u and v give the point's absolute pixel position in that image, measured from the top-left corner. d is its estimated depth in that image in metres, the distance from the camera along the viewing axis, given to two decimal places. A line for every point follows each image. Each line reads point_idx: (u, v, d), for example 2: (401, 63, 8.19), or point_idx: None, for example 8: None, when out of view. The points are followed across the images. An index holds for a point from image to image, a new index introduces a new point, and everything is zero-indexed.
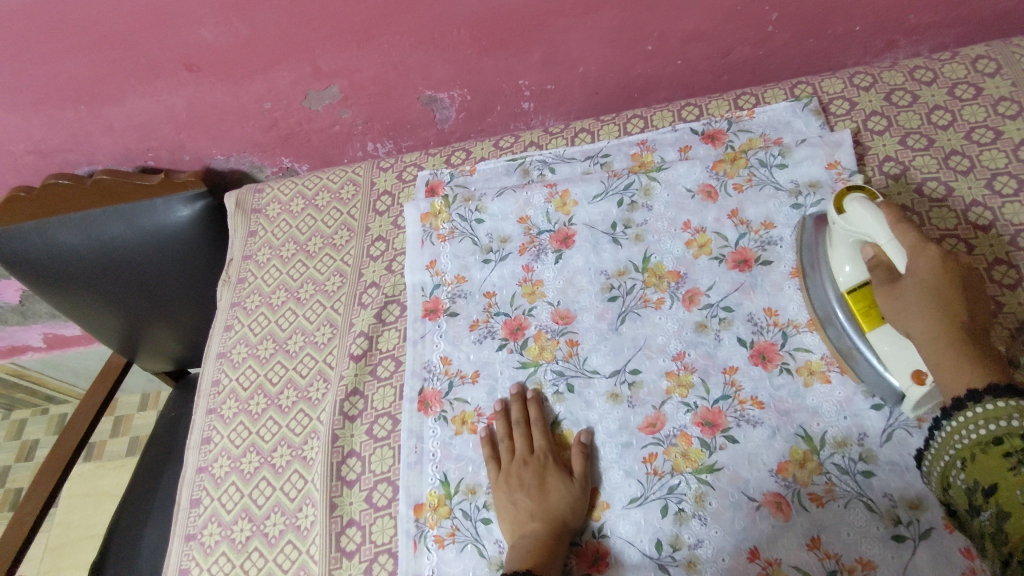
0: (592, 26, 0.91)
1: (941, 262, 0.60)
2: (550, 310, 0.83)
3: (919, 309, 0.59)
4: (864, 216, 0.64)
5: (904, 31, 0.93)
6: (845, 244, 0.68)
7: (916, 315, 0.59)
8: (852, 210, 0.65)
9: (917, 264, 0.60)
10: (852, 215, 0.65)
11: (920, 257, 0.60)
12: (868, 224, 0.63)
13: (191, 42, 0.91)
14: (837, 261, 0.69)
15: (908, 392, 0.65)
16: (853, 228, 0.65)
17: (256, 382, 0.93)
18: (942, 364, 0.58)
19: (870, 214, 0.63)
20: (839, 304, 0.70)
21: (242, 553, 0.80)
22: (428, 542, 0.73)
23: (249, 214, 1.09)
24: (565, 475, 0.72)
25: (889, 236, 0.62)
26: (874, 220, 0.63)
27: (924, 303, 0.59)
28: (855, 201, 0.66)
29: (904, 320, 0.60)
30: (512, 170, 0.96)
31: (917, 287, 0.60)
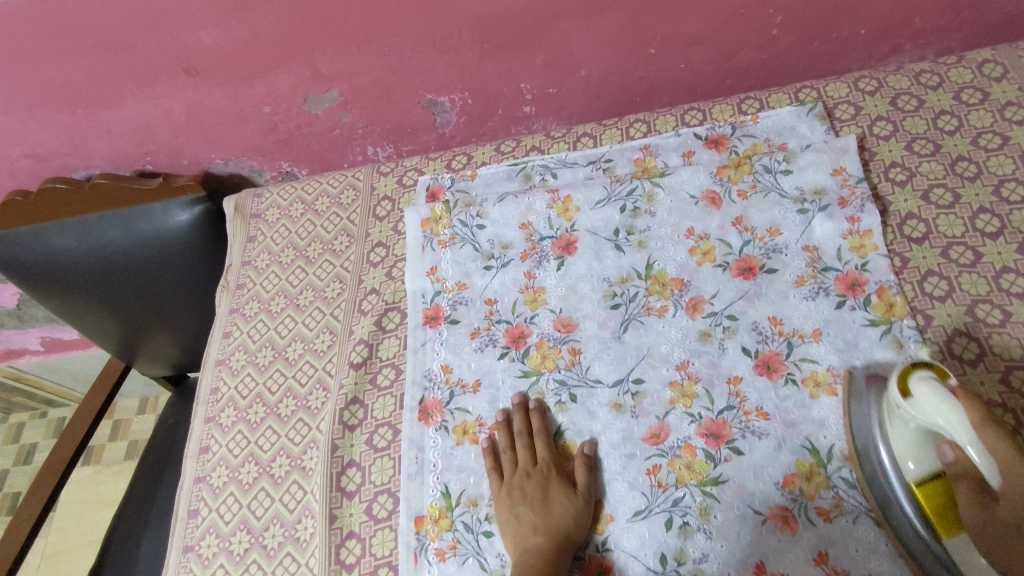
0: (595, 29, 0.90)
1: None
2: (552, 319, 0.82)
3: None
4: (935, 410, 0.56)
5: (909, 34, 0.92)
6: (912, 432, 0.59)
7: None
8: (921, 397, 0.57)
9: (1018, 485, 0.53)
10: (920, 404, 0.57)
11: (1022, 476, 0.53)
12: (943, 419, 0.56)
13: (189, 45, 0.89)
14: (901, 450, 0.60)
15: None
16: (925, 420, 0.57)
17: (255, 390, 0.92)
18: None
19: (946, 407, 0.55)
20: (903, 495, 0.61)
21: (240, 565, 0.79)
22: (429, 555, 0.72)
23: (247, 218, 1.08)
24: (568, 489, 0.71)
25: (975, 442, 0.54)
26: (954, 417, 0.55)
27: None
28: (923, 383, 0.58)
29: (1007, 553, 0.54)
30: (513, 176, 0.95)
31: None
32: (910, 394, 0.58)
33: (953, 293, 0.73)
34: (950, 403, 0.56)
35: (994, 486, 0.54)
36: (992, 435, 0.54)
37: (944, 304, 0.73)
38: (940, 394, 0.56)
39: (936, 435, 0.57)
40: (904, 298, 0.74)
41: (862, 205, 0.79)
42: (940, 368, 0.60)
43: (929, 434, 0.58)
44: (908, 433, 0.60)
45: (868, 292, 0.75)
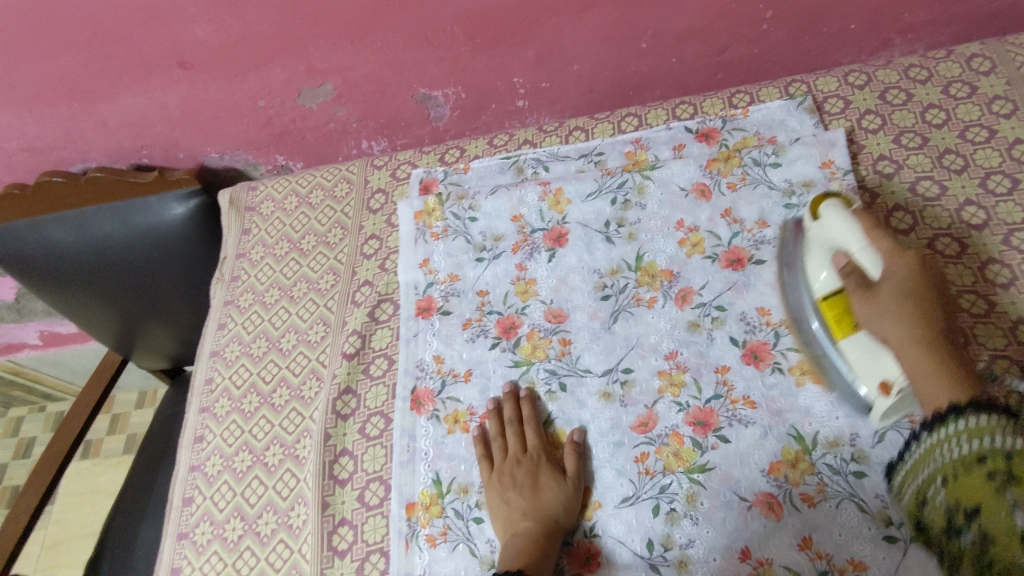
0: (586, 23, 0.91)
1: (916, 263, 0.62)
2: (543, 309, 0.83)
3: (897, 311, 0.60)
4: (836, 224, 0.65)
5: (899, 29, 0.93)
6: (819, 251, 0.68)
7: (896, 320, 0.60)
8: (828, 217, 0.67)
9: (895, 269, 0.62)
10: (826, 221, 0.67)
11: (897, 261, 0.62)
12: (841, 232, 0.64)
13: (183, 39, 0.90)
14: (813, 268, 0.69)
15: (877, 403, 0.65)
16: (831, 236, 0.66)
17: (249, 380, 0.93)
18: (916, 365, 0.59)
19: (842, 220, 0.65)
20: (817, 310, 0.69)
21: (234, 552, 0.80)
22: (420, 541, 0.73)
23: (242, 212, 1.09)
24: (557, 475, 0.72)
25: (863, 243, 0.63)
26: (845, 225, 0.64)
27: (903, 313, 0.60)
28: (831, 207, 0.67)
29: (879, 323, 0.61)
30: (506, 169, 0.96)
31: (896, 289, 0.61)
32: (819, 216, 0.68)
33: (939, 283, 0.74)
34: (850, 218, 0.65)
35: (875, 276, 0.63)
36: (876, 232, 0.64)
37: None
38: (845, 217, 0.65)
39: (836, 242, 0.66)
40: None
41: None
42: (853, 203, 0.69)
43: (830, 250, 0.67)
44: (817, 251, 0.68)
45: None
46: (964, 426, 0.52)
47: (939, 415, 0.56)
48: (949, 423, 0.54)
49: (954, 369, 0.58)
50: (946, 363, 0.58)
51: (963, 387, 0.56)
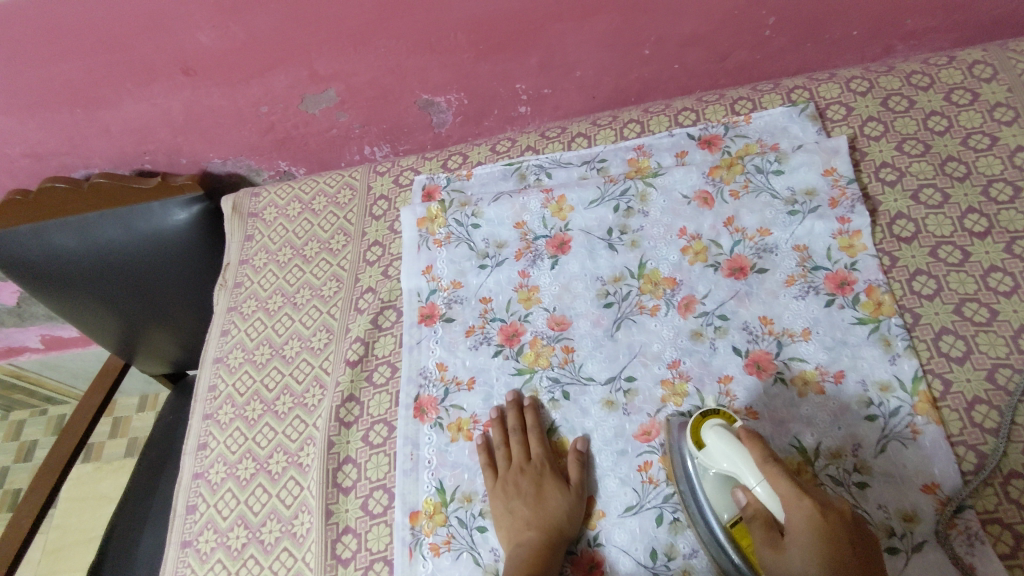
0: (589, 30, 0.91)
1: (822, 516, 0.53)
2: (546, 317, 0.83)
3: None
4: (725, 452, 0.61)
5: (901, 35, 0.93)
6: (715, 482, 0.64)
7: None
8: (712, 443, 0.63)
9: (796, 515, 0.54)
10: (712, 448, 0.63)
11: (796, 506, 0.54)
12: (729, 461, 0.61)
13: (187, 46, 0.90)
14: (719, 504, 0.63)
15: None
16: (720, 465, 0.62)
17: (252, 387, 0.93)
18: None
19: (735, 451, 0.60)
20: (728, 541, 0.63)
21: (238, 560, 0.80)
22: (424, 550, 0.73)
23: (245, 217, 1.09)
24: (561, 484, 0.72)
25: (757, 475, 0.58)
26: (740, 460, 0.60)
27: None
28: (711, 429, 0.64)
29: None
30: (509, 175, 0.96)
31: (801, 550, 0.53)
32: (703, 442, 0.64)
33: (942, 292, 0.74)
34: (734, 445, 0.61)
35: (781, 528, 0.56)
36: (773, 473, 0.57)
37: (932, 303, 0.74)
38: (727, 438, 0.62)
39: (730, 475, 0.61)
40: (892, 297, 0.75)
41: (852, 206, 0.80)
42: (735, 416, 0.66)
43: (726, 481, 0.62)
44: (715, 486, 0.63)
45: (857, 291, 0.76)
46: None
47: None
48: None
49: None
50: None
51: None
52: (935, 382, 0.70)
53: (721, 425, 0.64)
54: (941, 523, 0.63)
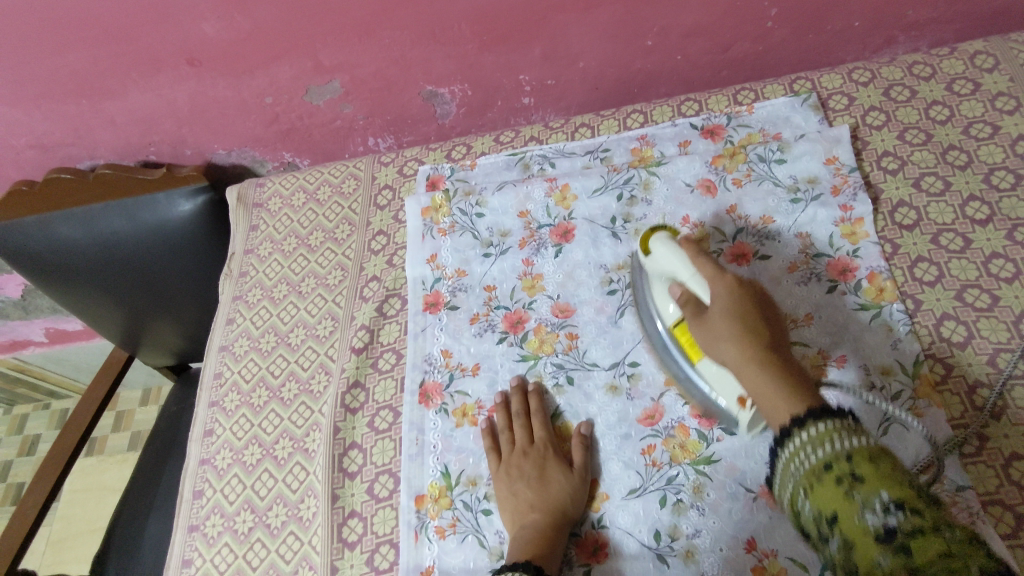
0: (592, 21, 0.92)
1: (737, 287, 0.65)
2: (550, 304, 0.84)
3: (726, 335, 0.62)
4: (666, 257, 0.71)
5: (903, 26, 0.94)
6: (661, 285, 0.73)
7: (728, 340, 0.62)
8: (658, 250, 0.72)
9: (718, 289, 0.65)
10: (658, 255, 0.72)
11: (718, 281, 0.65)
12: (671, 261, 0.70)
13: (192, 36, 0.91)
14: (663, 301, 0.72)
15: (740, 415, 0.67)
16: (663, 268, 0.72)
17: (258, 374, 0.94)
18: (755, 379, 0.60)
19: (672, 254, 0.70)
20: (671, 339, 0.72)
21: (245, 544, 0.81)
22: (429, 534, 0.73)
23: (250, 208, 1.10)
24: (563, 467, 0.73)
25: (690, 269, 0.68)
26: (679, 258, 0.69)
27: (727, 329, 0.62)
28: (658, 241, 0.73)
29: (716, 346, 0.64)
30: (513, 165, 0.97)
31: (722, 311, 0.64)
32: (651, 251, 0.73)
33: (943, 278, 0.75)
34: (675, 248, 0.70)
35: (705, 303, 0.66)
36: (705, 265, 0.67)
37: (934, 289, 0.75)
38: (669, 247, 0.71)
39: (670, 273, 0.71)
40: (894, 283, 0.75)
41: (854, 194, 0.81)
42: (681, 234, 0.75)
43: (668, 281, 0.71)
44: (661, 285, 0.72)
45: (859, 277, 0.77)
46: (806, 436, 0.53)
47: (785, 429, 0.56)
48: (803, 432, 0.54)
49: (782, 373, 0.59)
50: (767, 363, 0.60)
51: (796, 397, 0.57)
52: (937, 366, 0.71)
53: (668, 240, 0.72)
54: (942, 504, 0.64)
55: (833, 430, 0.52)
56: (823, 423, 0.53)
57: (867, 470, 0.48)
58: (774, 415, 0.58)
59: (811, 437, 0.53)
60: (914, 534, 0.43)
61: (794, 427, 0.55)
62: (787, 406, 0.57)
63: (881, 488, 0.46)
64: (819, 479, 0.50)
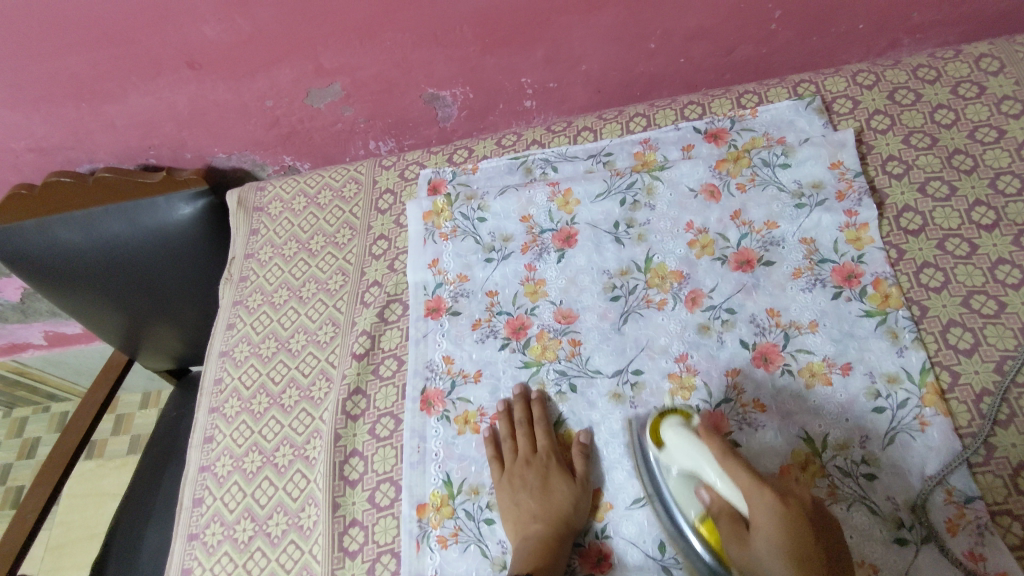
0: (595, 24, 0.91)
1: (780, 504, 0.57)
2: (553, 311, 0.83)
3: (776, 555, 0.56)
4: (685, 448, 0.66)
5: (907, 29, 0.93)
6: (677, 480, 0.68)
7: (774, 566, 0.56)
8: (671, 443, 0.68)
9: (758, 508, 0.58)
10: (671, 447, 0.68)
11: (756, 498, 0.58)
12: (692, 458, 0.65)
13: (192, 39, 0.90)
14: (686, 499, 0.67)
15: None
16: (680, 462, 0.67)
17: (258, 380, 0.93)
18: None
19: (692, 447, 0.65)
20: (695, 537, 0.65)
21: (245, 552, 0.80)
22: (431, 542, 0.73)
23: (250, 212, 1.09)
24: (566, 477, 0.72)
25: (716, 471, 0.63)
26: (701, 457, 0.64)
27: (777, 556, 0.56)
28: (671, 429, 0.68)
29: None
30: (515, 169, 0.96)
31: (764, 530, 0.57)
32: (663, 442, 0.69)
33: (949, 284, 0.74)
34: (692, 440, 0.66)
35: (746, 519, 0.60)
36: (732, 467, 0.61)
37: (940, 295, 0.74)
38: (684, 436, 0.67)
39: (691, 470, 0.66)
40: (900, 290, 0.75)
41: (859, 199, 0.80)
42: (692, 414, 0.71)
43: (689, 480, 0.67)
44: (679, 486, 0.68)
45: (864, 283, 0.76)
46: None
47: None
48: None
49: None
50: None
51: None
52: (943, 374, 0.70)
53: (682, 426, 0.68)
54: (949, 515, 0.63)
55: None
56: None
57: None
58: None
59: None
60: None
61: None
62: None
63: None
64: None
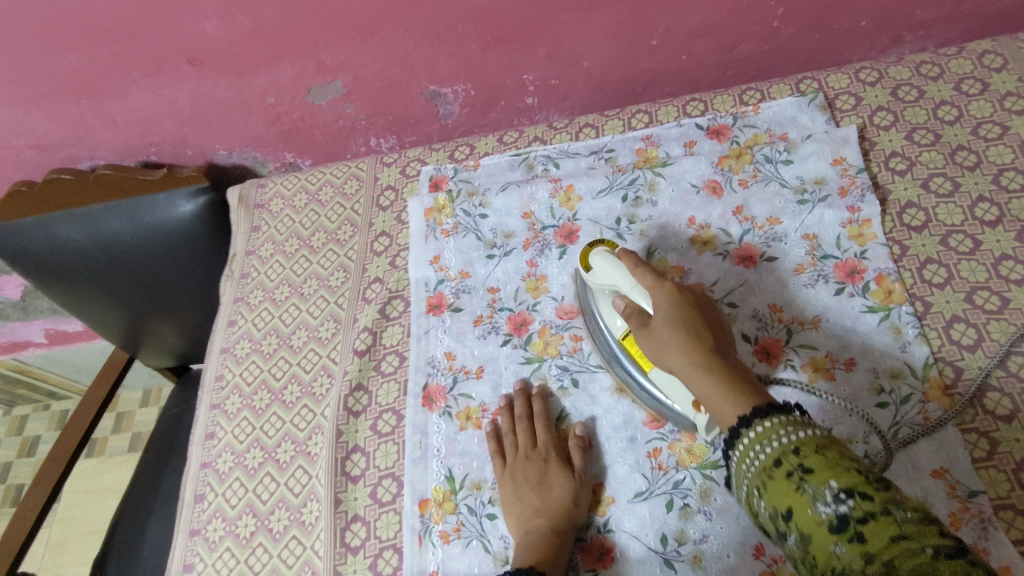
0: (596, 20, 0.91)
1: (678, 295, 0.63)
2: (555, 306, 0.83)
3: (673, 342, 0.61)
4: (607, 269, 0.69)
5: (910, 26, 0.93)
6: (605, 300, 0.72)
7: (672, 345, 0.61)
8: (598, 266, 0.71)
9: (660, 301, 0.63)
10: (598, 270, 0.71)
11: (659, 291, 0.64)
12: (613, 276, 0.69)
13: (194, 36, 0.90)
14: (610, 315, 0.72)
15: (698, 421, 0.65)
16: (605, 282, 0.70)
17: (260, 377, 0.93)
18: (708, 389, 0.58)
19: (613, 266, 0.69)
20: (621, 351, 0.73)
21: (247, 548, 0.80)
22: (433, 538, 0.72)
23: (252, 209, 1.09)
24: (563, 470, 0.72)
25: (631, 281, 0.67)
26: (619, 272, 0.68)
27: (678, 338, 0.61)
28: (597, 255, 0.71)
29: (664, 357, 0.62)
30: (517, 165, 0.96)
31: (666, 321, 0.62)
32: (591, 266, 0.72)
33: (952, 280, 0.74)
34: (614, 259, 0.69)
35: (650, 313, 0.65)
36: (643, 273, 0.66)
37: (943, 291, 0.74)
38: (609, 260, 0.70)
39: (612, 286, 0.70)
40: (903, 285, 0.75)
41: (862, 195, 0.80)
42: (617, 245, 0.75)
43: (612, 295, 0.70)
44: (606, 301, 0.72)
45: (867, 279, 0.76)
46: (753, 434, 0.52)
47: (733, 430, 0.54)
48: (751, 429, 0.52)
49: (725, 371, 0.58)
50: (712, 361, 0.59)
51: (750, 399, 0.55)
52: (946, 369, 0.70)
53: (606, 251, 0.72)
54: (952, 508, 0.63)
55: (779, 426, 0.50)
56: (768, 420, 0.52)
57: (815, 461, 0.47)
58: (722, 413, 0.56)
59: (760, 432, 0.51)
60: (866, 518, 0.43)
61: (741, 429, 0.53)
62: (737, 412, 0.55)
63: (830, 478, 0.45)
64: (770, 475, 0.49)
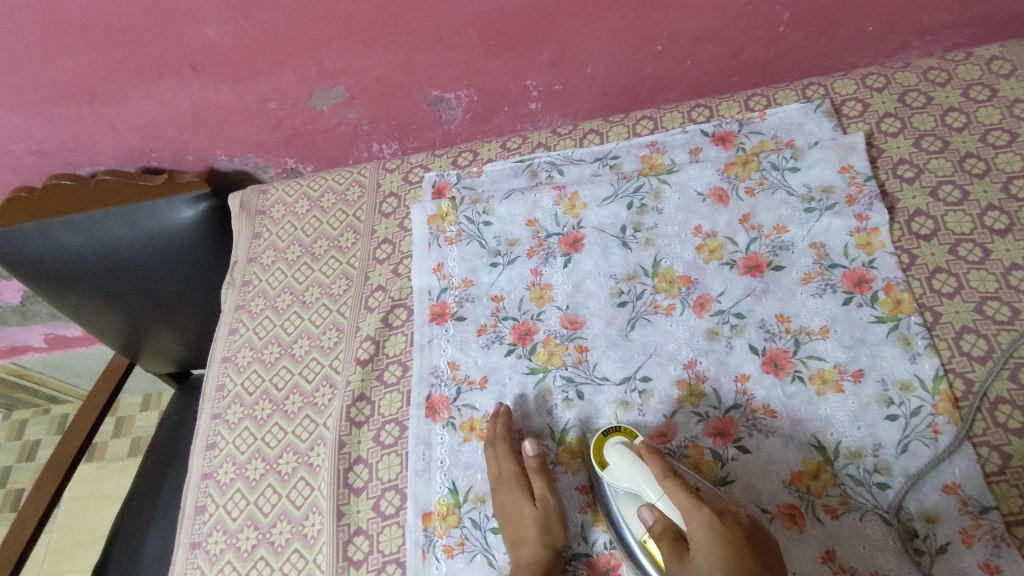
0: (601, 26, 0.90)
1: (717, 518, 0.58)
2: (559, 316, 0.82)
3: None
4: (626, 470, 0.65)
5: (917, 31, 0.92)
6: (624, 499, 0.66)
7: None
8: (615, 464, 0.66)
9: (697, 527, 0.58)
10: (615, 470, 0.66)
11: (696, 517, 0.58)
12: (633, 478, 0.64)
13: (195, 41, 0.89)
14: (633, 518, 0.65)
15: None
16: (624, 483, 0.65)
17: (261, 386, 0.92)
18: None
19: (635, 467, 0.65)
20: (646, 555, 0.64)
21: (248, 562, 0.79)
22: (437, 552, 0.72)
23: (253, 215, 1.08)
24: (526, 497, 0.71)
25: (661, 493, 0.62)
26: (642, 479, 0.64)
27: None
28: (614, 449, 0.67)
29: None
30: (520, 172, 0.95)
31: (706, 554, 0.57)
32: (606, 463, 0.67)
33: (962, 290, 0.73)
34: (634, 460, 0.65)
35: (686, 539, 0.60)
36: (672, 487, 0.61)
37: (953, 301, 0.73)
38: (628, 458, 0.66)
39: (634, 491, 0.64)
40: (912, 295, 0.74)
41: (870, 203, 0.79)
42: (634, 430, 0.70)
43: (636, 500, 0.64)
44: (626, 509, 0.65)
45: (875, 289, 0.75)
46: None
47: None
48: None
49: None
50: None
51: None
52: (956, 381, 0.69)
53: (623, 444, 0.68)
54: (964, 525, 0.62)
55: None
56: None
57: None
58: None
59: None
60: None
61: None
62: None
63: None
64: None
